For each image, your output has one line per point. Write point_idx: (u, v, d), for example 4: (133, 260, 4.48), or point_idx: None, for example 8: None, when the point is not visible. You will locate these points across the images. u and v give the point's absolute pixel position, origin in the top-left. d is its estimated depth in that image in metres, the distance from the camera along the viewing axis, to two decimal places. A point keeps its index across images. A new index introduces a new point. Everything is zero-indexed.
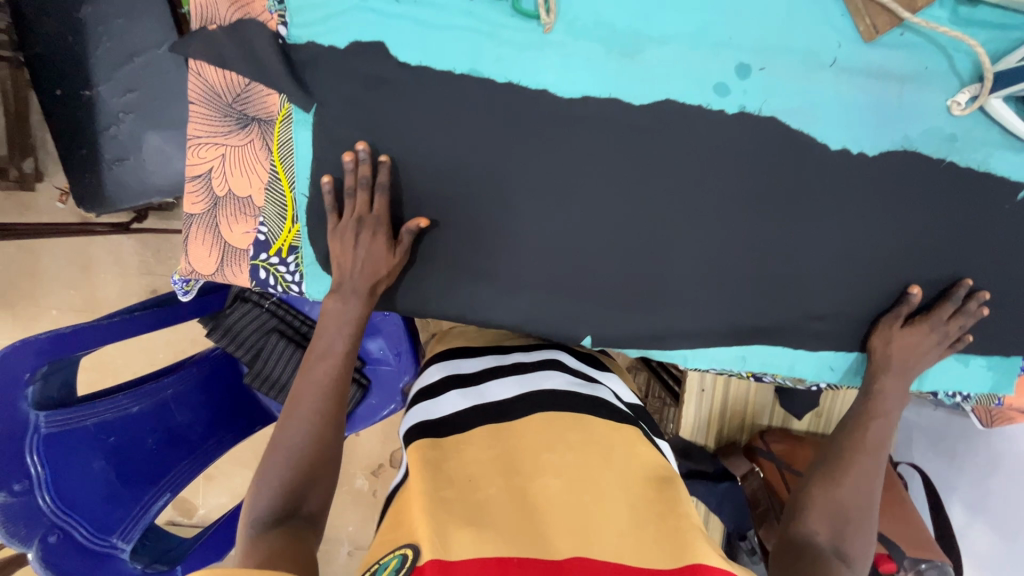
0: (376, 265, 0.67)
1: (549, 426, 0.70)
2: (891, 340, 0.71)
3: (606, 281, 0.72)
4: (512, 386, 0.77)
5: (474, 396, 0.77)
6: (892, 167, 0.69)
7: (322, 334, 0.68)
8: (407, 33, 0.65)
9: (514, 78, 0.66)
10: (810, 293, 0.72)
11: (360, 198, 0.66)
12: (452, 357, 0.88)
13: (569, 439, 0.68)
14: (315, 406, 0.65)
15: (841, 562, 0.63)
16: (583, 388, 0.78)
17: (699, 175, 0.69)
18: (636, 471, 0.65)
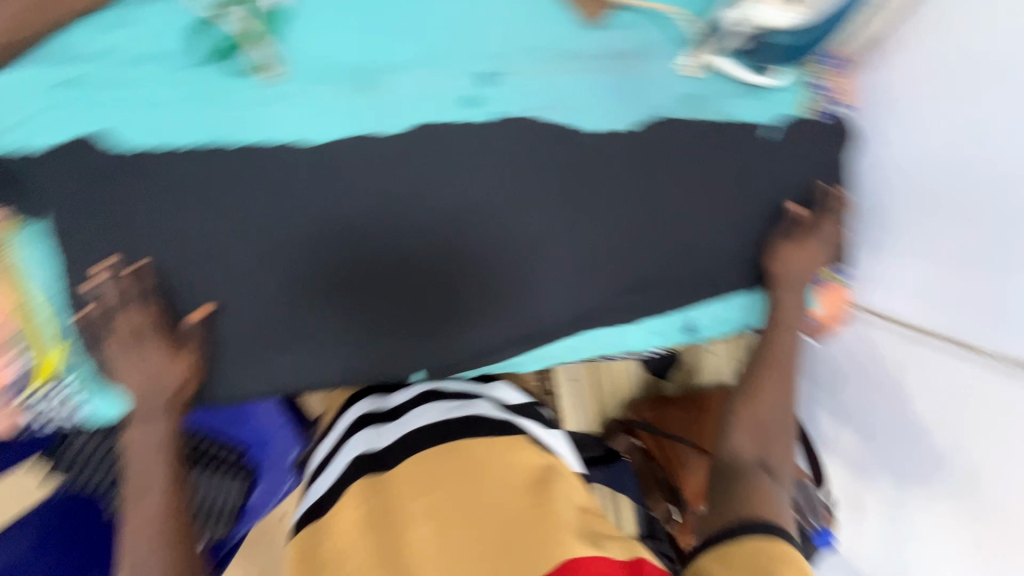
0: (163, 373, 0.63)
1: (431, 464, 0.71)
2: (787, 259, 0.79)
3: (419, 313, 0.71)
4: (397, 427, 0.78)
5: (368, 444, 0.78)
6: (657, 134, 0.72)
7: (130, 455, 0.64)
8: (125, 116, 0.61)
9: (260, 137, 0.64)
10: (618, 270, 0.75)
11: (121, 315, 0.61)
12: (349, 411, 0.88)
13: (447, 471, 0.70)
14: (145, 542, 0.61)
15: (768, 471, 0.76)
16: (463, 410, 0.79)
17: (476, 186, 0.68)
18: (518, 479, 0.69)
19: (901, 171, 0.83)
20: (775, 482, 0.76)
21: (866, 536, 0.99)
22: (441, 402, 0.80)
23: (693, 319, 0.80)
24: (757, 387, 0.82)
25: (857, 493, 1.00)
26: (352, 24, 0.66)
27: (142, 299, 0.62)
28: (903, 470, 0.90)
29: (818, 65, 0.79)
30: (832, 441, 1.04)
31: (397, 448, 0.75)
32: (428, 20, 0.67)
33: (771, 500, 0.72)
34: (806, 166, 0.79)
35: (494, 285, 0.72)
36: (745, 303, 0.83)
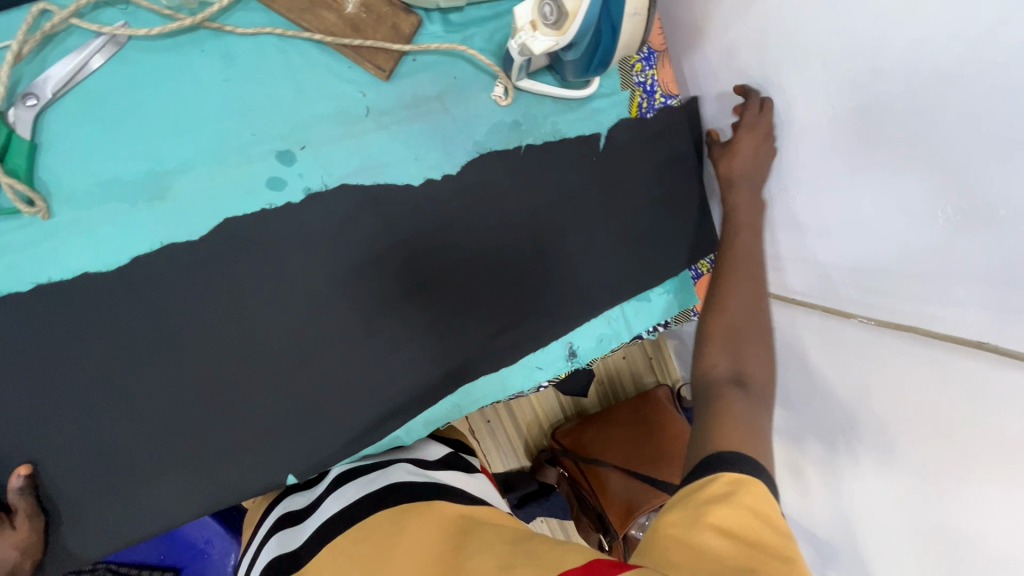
0: None
1: (342, 554, 0.55)
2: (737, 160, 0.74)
3: (276, 413, 0.65)
4: (313, 520, 0.62)
5: (282, 547, 0.60)
6: (482, 172, 0.71)
7: None
8: None
9: (42, 277, 0.58)
10: (481, 313, 0.72)
11: None
12: (264, 522, 0.68)
13: (356, 556, 0.54)
14: None
15: (741, 385, 0.59)
16: (379, 480, 0.64)
17: (305, 266, 0.65)
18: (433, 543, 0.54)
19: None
20: (750, 397, 0.57)
21: (812, 504, 0.97)
22: (357, 479, 0.65)
23: (576, 342, 0.76)
24: (722, 301, 0.68)
25: (796, 462, 0.99)
26: (117, 130, 0.60)
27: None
28: (825, 437, 0.89)
29: (639, 60, 0.77)
30: None
31: (315, 539, 0.59)
32: (205, 109, 0.63)
33: (744, 426, 0.53)
34: (648, 165, 0.78)
35: (351, 363, 0.67)
36: (630, 311, 0.79)
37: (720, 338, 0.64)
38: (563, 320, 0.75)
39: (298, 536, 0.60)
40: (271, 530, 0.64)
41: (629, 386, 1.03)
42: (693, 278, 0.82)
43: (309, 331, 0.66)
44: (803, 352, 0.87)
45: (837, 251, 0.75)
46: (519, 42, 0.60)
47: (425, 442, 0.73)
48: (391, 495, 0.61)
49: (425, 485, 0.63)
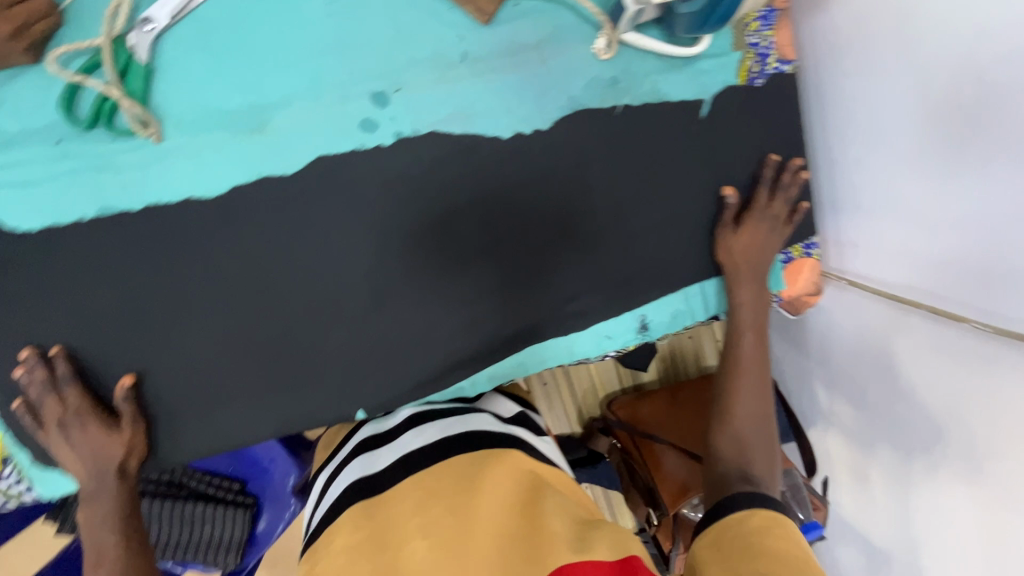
0: (106, 451, 0.61)
1: (424, 487, 0.60)
2: (733, 248, 0.72)
3: (351, 350, 0.68)
4: (391, 450, 0.66)
5: (361, 471, 0.65)
6: (572, 132, 0.68)
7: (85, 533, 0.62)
8: (12, 199, 0.59)
9: (152, 198, 0.61)
10: (556, 276, 0.71)
11: (46, 401, 0.60)
12: (337, 452, 0.73)
13: (439, 492, 0.59)
14: None
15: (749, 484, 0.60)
16: (457, 424, 0.68)
17: (390, 212, 0.66)
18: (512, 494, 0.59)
19: (866, 127, 0.76)
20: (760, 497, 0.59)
21: (872, 509, 0.93)
22: (434, 419, 0.69)
23: (649, 315, 0.74)
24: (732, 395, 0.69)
25: (861, 467, 0.94)
26: (224, 61, 0.61)
27: (70, 385, 0.60)
28: (901, 445, 0.84)
29: (755, 19, 0.71)
30: (832, 414, 0.99)
31: (397, 467, 0.64)
32: (305, 45, 0.62)
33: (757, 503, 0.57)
34: (748, 136, 0.73)
35: (424, 312, 0.68)
36: (709, 290, 0.75)
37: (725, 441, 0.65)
38: (638, 292, 0.73)
39: (378, 462, 0.65)
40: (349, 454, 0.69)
41: (691, 366, 1.00)
42: (782, 263, 0.77)
43: (388, 277, 0.67)
44: (891, 354, 0.81)
45: (949, 249, 0.68)
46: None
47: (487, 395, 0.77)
48: (473, 441, 0.65)
49: (502, 435, 0.67)
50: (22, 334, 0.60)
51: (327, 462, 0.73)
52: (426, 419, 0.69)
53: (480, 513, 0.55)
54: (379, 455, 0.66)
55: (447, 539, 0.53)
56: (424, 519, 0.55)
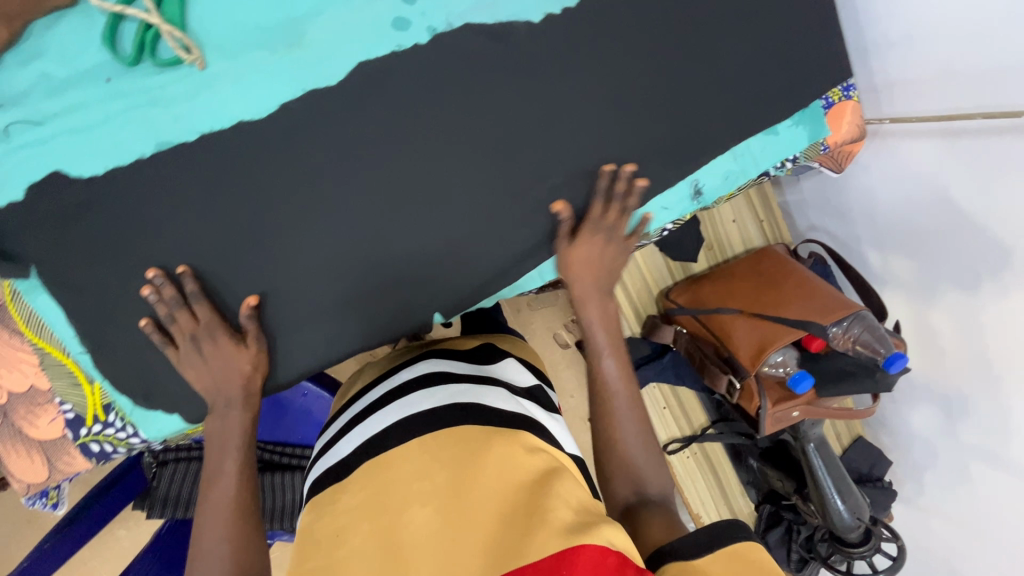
0: (234, 367, 0.64)
1: (433, 450, 0.63)
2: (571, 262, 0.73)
3: (422, 254, 0.70)
4: (397, 409, 0.71)
5: (365, 434, 0.69)
6: (602, 4, 0.68)
7: (207, 458, 0.64)
8: (74, 146, 0.60)
9: (205, 127, 0.62)
10: (606, 155, 0.72)
11: (180, 317, 0.62)
12: (350, 411, 0.79)
13: (441, 458, 0.62)
14: (216, 533, 0.60)
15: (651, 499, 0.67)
16: (472, 393, 0.72)
17: (437, 111, 0.66)
18: (515, 481, 0.59)
19: None
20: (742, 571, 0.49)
21: (941, 356, 0.95)
22: (447, 384, 0.73)
23: (702, 180, 0.75)
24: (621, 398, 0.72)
25: (925, 319, 0.95)
26: None
27: (199, 300, 0.63)
28: (965, 280, 0.85)
29: None
30: (887, 273, 0.99)
31: (400, 426, 0.67)
32: None
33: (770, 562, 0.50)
34: None
35: (482, 209, 0.70)
36: (756, 149, 0.75)
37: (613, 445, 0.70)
38: (687, 160, 0.73)
39: (383, 418, 0.70)
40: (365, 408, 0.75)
41: (738, 248, 1.00)
42: (824, 109, 0.77)
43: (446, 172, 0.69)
44: (944, 188, 0.82)
45: (993, 55, 0.69)
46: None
47: (485, 366, 0.80)
48: (484, 414, 0.68)
49: (510, 412, 0.70)
50: (112, 280, 0.62)
51: (346, 408, 0.80)
52: (439, 381, 0.74)
53: (476, 485, 0.58)
54: (389, 410, 0.71)
55: (444, 513, 0.56)
56: (421, 494, 0.59)
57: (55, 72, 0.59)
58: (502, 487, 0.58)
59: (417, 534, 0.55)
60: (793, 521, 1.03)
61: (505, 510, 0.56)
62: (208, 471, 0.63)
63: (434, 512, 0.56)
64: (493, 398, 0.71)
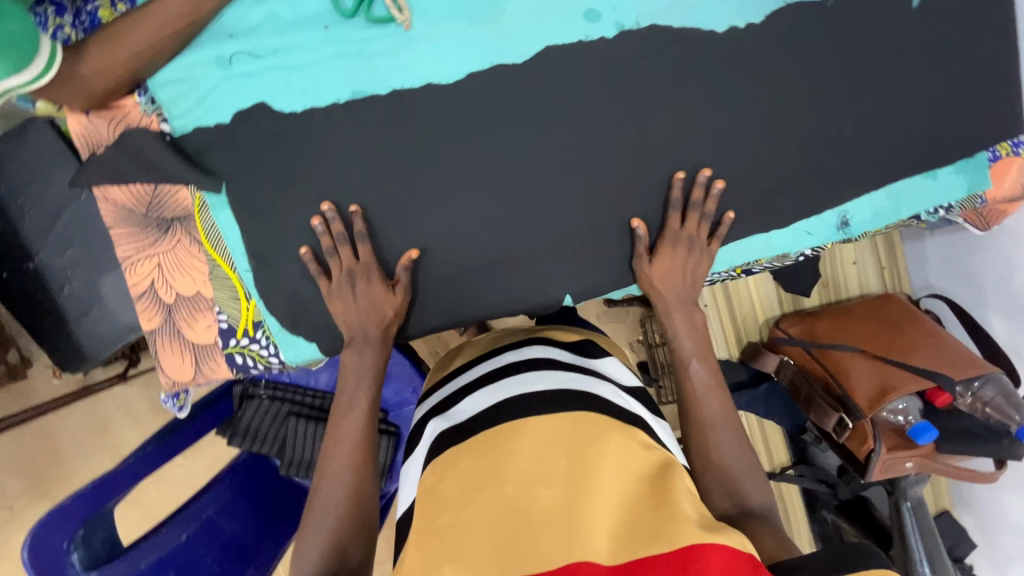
0: (380, 309, 0.67)
1: (546, 429, 0.59)
2: (652, 280, 0.72)
3: (565, 237, 0.72)
4: (511, 385, 0.66)
5: (480, 404, 0.65)
6: (784, 26, 0.69)
7: (342, 391, 0.67)
8: (282, 82, 0.65)
9: (397, 83, 0.66)
10: (761, 171, 0.72)
11: (342, 252, 0.66)
12: (447, 385, 0.75)
13: (563, 441, 0.58)
14: (343, 462, 0.63)
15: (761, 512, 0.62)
16: (584, 383, 0.66)
17: (608, 103, 0.69)
18: (637, 474, 0.56)
19: None
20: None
21: None
22: (557, 369, 0.68)
23: (853, 212, 0.74)
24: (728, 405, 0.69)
25: None
26: None
27: (363, 241, 0.67)
28: None
29: None
30: (1012, 345, 0.94)
31: (517, 403, 0.63)
32: None
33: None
34: (956, 34, 0.72)
35: (631, 203, 0.72)
36: (911, 190, 0.74)
37: (723, 464, 0.66)
38: (840, 190, 0.73)
39: (495, 395, 0.66)
40: (469, 384, 0.71)
41: (854, 292, 0.98)
42: (989, 162, 0.75)
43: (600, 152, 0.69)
44: None
45: None
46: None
47: (593, 358, 0.74)
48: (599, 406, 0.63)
49: (622, 410, 0.65)
50: (288, 208, 0.67)
51: (446, 383, 0.76)
52: (546, 365, 0.69)
53: (600, 472, 0.55)
54: (500, 387, 0.67)
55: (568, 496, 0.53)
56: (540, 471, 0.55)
57: (284, 14, 0.65)
58: (622, 480, 0.55)
59: (541, 514, 0.51)
60: None
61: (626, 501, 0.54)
62: (343, 403, 0.67)
63: (559, 491, 0.53)
64: (603, 390, 0.66)
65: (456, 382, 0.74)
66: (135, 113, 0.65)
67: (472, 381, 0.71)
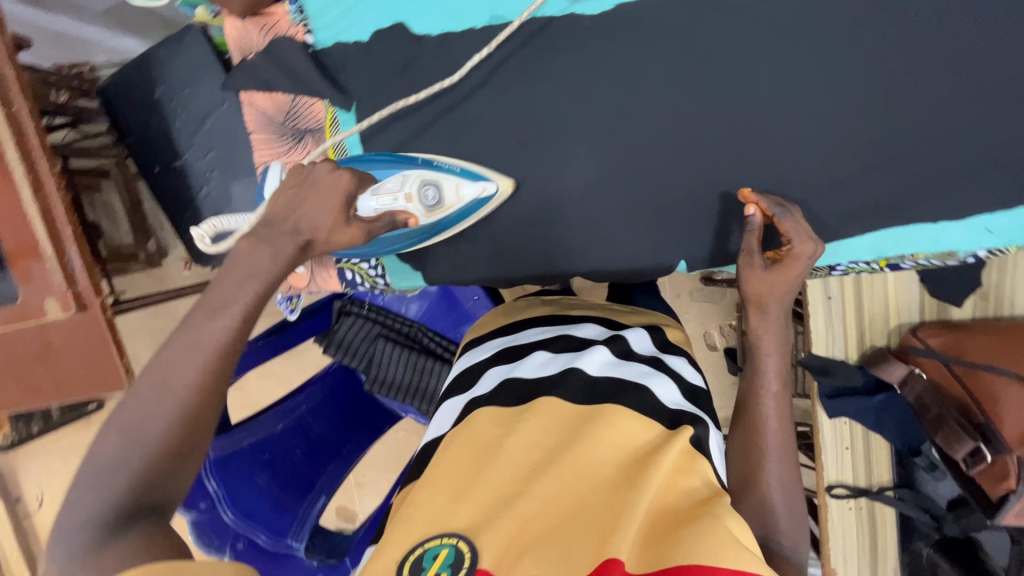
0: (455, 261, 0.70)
1: (564, 409, 0.56)
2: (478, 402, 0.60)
3: (687, 191, 0.66)
4: (526, 365, 0.64)
5: (502, 372, 0.64)
6: None
7: None
8: (422, 1, 0.64)
9: (538, 11, 0.63)
10: (945, 147, 0.60)
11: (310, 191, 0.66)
12: (476, 348, 0.75)
13: (539, 438, 0.53)
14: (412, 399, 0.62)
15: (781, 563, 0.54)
16: (653, 381, 0.62)
17: (766, 50, 0.61)
18: (607, 465, 0.50)
19: None
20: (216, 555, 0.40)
21: None
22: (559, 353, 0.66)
23: None
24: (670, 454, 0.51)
25: None
26: None
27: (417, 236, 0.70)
28: None
29: None
30: None
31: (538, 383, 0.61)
32: None
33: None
34: None
35: (774, 168, 0.63)
36: None
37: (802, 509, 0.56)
38: None
39: (523, 371, 0.63)
40: (485, 355, 0.71)
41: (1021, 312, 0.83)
42: None
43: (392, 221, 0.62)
44: None
45: None
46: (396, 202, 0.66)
47: (663, 353, 0.70)
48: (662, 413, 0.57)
49: (629, 382, 0.60)
50: None
51: (478, 346, 0.75)
52: (590, 368, 0.62)
53: (594, 459, 0.50)
54: (527, 363, 0.65)
55: (557, 477, 0.49)
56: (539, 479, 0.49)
57: None
58: (617, 460, 0.51)
59: (504, 520, 0.46)
60: None
61: (616, 484, 0.48)
62: None
63: (557, 484, 0.48)
64: (612, 372, 0.62)
65: (484, 351, 0.72)
66: (283, 22, 0.67)
67: (491, 351, 0.71)
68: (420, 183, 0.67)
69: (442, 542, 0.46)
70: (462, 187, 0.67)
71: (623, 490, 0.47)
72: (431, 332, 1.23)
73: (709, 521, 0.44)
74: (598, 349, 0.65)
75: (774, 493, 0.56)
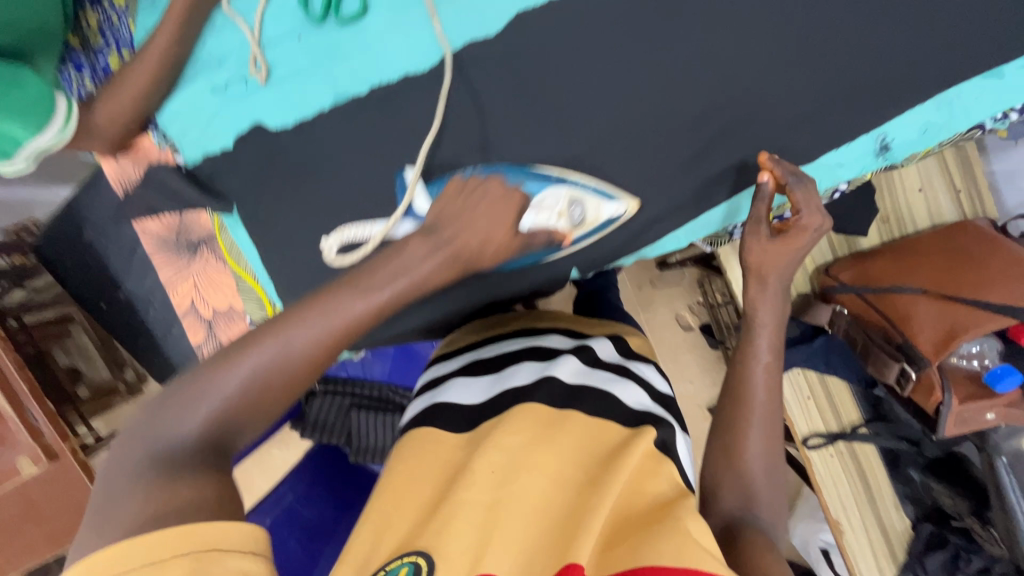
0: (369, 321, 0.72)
1: (536, 415, 0.61)
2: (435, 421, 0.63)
3: None
4: (492, 381, 0.68)
5: (458, 394, 0.67)
6: None
7: None
8: (270, 99, 0.68)
9: (378, 78, 0.65)
10: (778, 100, 0.63)
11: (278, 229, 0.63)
12: (430, 371, 0.78)
13: (511, 444, 0.56)
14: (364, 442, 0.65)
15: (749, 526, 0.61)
16: (617, 387, 0.68)
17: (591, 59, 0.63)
18: (573, 470, 0.56)
19: None
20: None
21: None
22: (524, 363, 0.70)
23: (891, 134, 0.64)
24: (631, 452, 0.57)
25: None
26: None
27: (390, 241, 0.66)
28: None
29: None
30: None
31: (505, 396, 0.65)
32: None
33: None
34: None
35: (634, 162, 0.65)
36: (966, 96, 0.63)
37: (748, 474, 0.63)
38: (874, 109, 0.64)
39: (476, 395, 0.67)
40: (446, 373, 0.73)
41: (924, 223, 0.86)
42: None
43: None
44: None
45: None
46: (557, 219, 0.65)
47: (625, 357, 0.75)
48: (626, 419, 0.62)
49: (595, 390, 0.65)
50: (290, 215, 0.70)
51: (433, 369, 0.78)
52: (557, 376, 0.66)
53: (561, 466, 0.56)
54: (486, 384, 0.68)
55: (528, 487, 0.53)
56: (507, 492, 0.53)
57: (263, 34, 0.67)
58: (580, 465, 0.57)
59: (474, 529, 0.50)
60: (960, 546, 0.91)
61: (582, 489, 0.54)
62: None
63: (523, 497, 0.53)
64: (577, 380, 0.67)
65: (442, 372, 0.75)
66: (152, 150, 0.72)
67: (450, 370, 0.73)
68: (569, 201, 0.65)
69: (403, 560, 0.49)
70: (603, 205, 0.66)
71: (586, 496, 0.53)
72: (398, 387, 1.24)
73: (670, 523, 0.50)
74: (560, 358, 0.70)
75: (756, 466, 0.64)
